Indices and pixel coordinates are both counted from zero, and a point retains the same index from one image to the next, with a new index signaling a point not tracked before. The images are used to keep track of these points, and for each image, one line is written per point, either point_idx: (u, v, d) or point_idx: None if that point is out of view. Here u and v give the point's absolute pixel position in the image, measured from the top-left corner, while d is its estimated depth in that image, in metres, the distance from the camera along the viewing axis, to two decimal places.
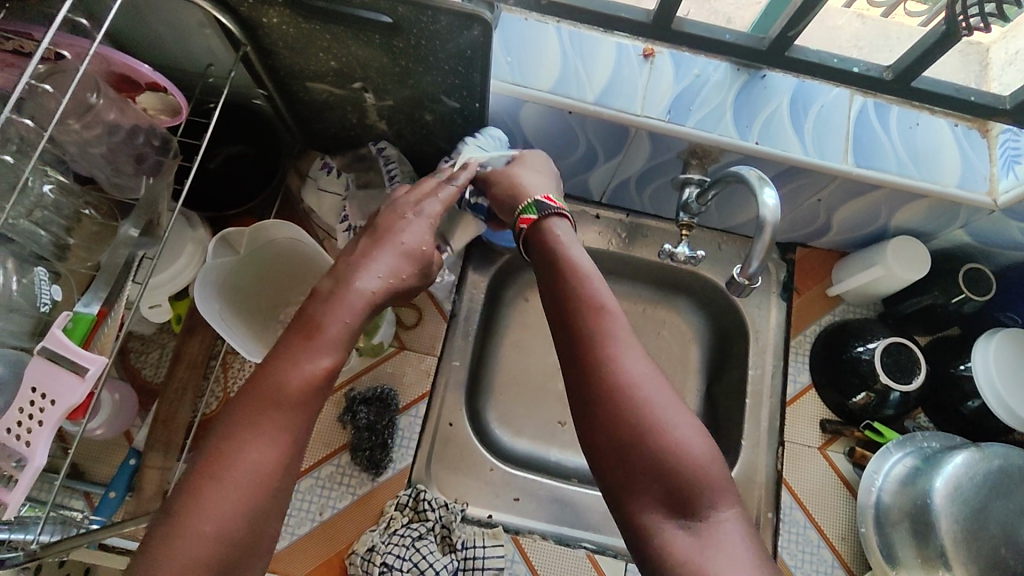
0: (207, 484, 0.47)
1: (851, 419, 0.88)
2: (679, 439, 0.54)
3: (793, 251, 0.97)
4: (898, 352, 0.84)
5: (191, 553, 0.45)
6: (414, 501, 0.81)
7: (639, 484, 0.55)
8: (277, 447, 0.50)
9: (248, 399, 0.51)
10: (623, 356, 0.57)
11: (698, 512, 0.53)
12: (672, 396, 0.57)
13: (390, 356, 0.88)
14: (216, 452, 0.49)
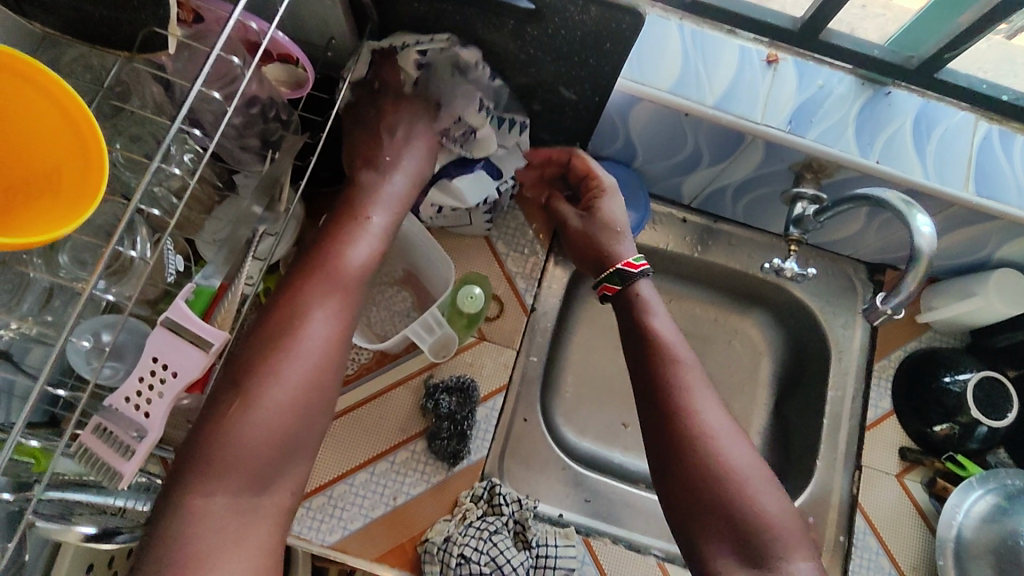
0: (276, 352, 0.54)
1: (931, 449, 0.87)
2: (758, 494, 0.60)
3: (881, 273, 0.96)
4: (990, 387, 0.83)
5: (268, 421, 0.52)
6: (489, 494, 0.80)
7: (714, 523, 0.60)
8: (332, 335, 0.58)
9: (305, 289, 0.58)
10: (709, 419, 0.63)
11: (768, 560, 0.58)
12: (746, 449, 0.63)
13: (471, 347, 0.87)
14: (276, 331, 0.56)
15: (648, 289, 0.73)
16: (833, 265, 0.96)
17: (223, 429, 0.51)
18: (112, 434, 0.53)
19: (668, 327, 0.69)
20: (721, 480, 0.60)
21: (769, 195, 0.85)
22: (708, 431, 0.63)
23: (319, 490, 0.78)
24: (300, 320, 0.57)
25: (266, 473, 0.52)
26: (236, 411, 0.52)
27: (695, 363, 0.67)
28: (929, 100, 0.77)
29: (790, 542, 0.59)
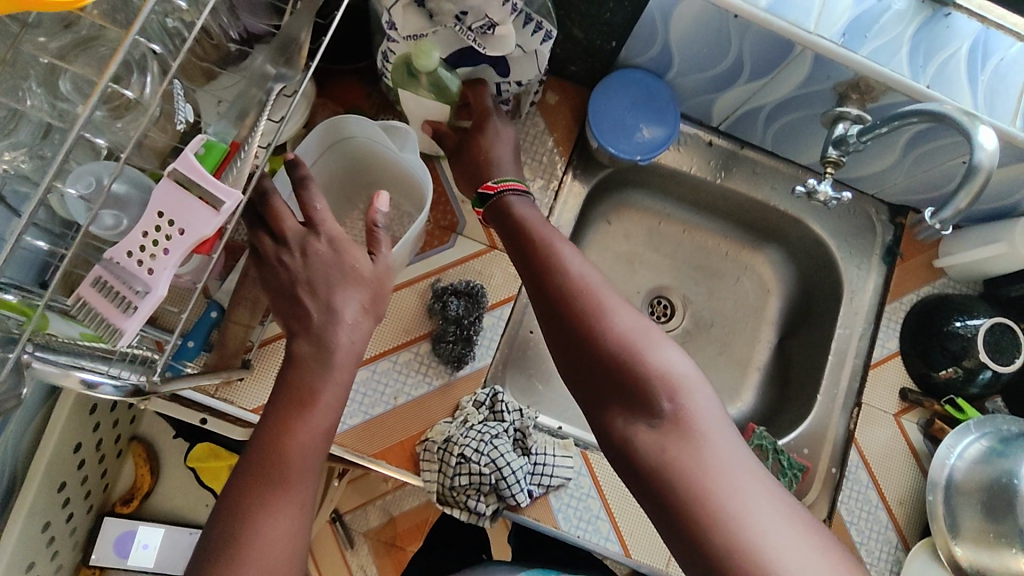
0: (239, 548, 0.50)
1: (931, 391, 0.87)
2: (647, 353, 0.57)
3: (903, 216, 0.94)
4: (1001, 333, 0.82)
5: None
6: (491, 401, 0.79)
7: (620, 408, 0.56)
8: (307, 459, 0.55)
9: (254, 488, 0.53)
10: (588, 296, 0.61)
11: (658, 407, 0.54)
12: (628, 313, 0.60)
13: (481, 255, 0.84)
14: (229, 539, 0.51)
15: (520, 199, 0.71)
16: (855, 203, 0.94)
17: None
18: (112, 287, 0.50)
19: (540, 225, 0.68)
20: (615, 359, 0.57)
21: (806, 117, 0.81)
22: (583, 307, 0.60)
23: None
24: (259, 492, 0.53)
25: None
26: None
27: (570, 254, 0.65)
28: (989, 27, 0.72)
29: (693, 416, 0.54)
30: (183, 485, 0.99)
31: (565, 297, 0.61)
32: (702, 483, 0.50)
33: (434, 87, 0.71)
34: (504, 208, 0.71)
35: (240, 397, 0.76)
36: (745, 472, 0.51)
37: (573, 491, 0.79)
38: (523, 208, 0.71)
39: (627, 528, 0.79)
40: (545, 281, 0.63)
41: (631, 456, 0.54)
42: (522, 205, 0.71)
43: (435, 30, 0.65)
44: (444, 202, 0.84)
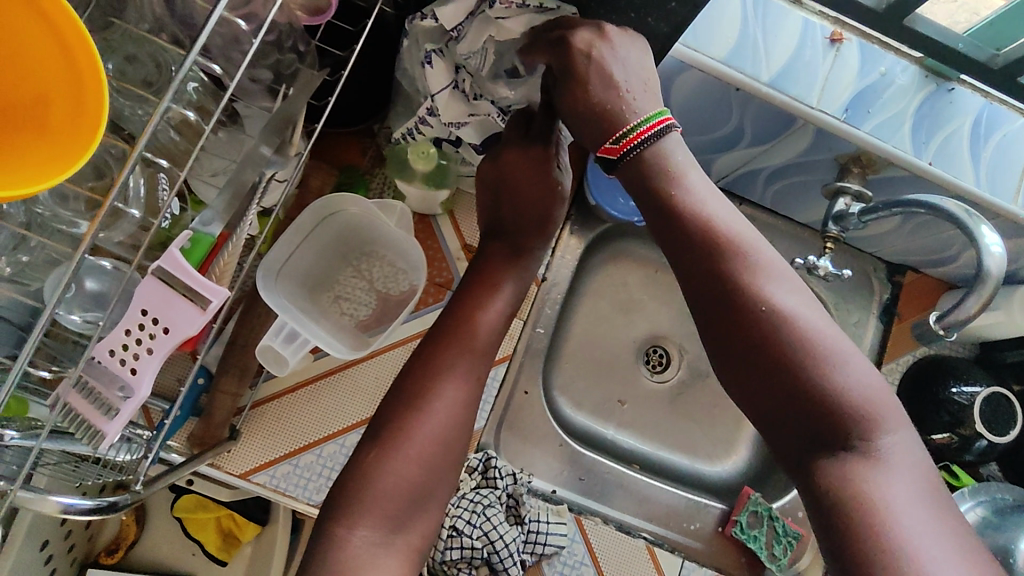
0: (409, 419, 0.60)
1: (926, 456, 0.87)
2: (837, 365, 0.48)
3: (901, 274, 0.93)
4: (997, 402, 0.81)
5: (406, 468, 0.58)
6: (484, 467, 0.78)
7: (794, 425, 0.49)
8: (488, 339, 0.67)
9: (442, 353, 0.64)
10: (778, 296, 0.51)
11: (849, 438, 0.47)
12: (823, 316, 0.51)
13: None
14: (394, 421, 0.60)
15: (673, 152, 0.57)
16: (855, 262, 0.93)
17: (370, 479, 0.57)
18: (94, 390, 0.47)
19: (704, 199, 0.55)
20: (803, 381, 0.48)
21: (808, 182, 0.80)
22: (770, 309, 0.50)
23: (309, 447, 0.77)
24: (442, 360, 0.64)
25: (412, 507, 0.57)
26: (381, 454, 0.58)
27: (754, 242, 0.53)
28: (992, 103, 0.71)
29: (913, 487, 0.46)
30: (168, 533, 0.97)
31: (738, 281, 0.51)
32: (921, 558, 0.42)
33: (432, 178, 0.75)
34: (659, 176, 0.56)
35: (227, 462, 0.75)
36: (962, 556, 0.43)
37: (566, 559, 0.78)
38: (698, 190, 0.55)
39: None
40: (719, 276, 0.52)
41: (827, 500, 0.47)
42: (675, 162, 0.56)
43: (474, 115, 0.67)
44: (440, 259, 0.82)
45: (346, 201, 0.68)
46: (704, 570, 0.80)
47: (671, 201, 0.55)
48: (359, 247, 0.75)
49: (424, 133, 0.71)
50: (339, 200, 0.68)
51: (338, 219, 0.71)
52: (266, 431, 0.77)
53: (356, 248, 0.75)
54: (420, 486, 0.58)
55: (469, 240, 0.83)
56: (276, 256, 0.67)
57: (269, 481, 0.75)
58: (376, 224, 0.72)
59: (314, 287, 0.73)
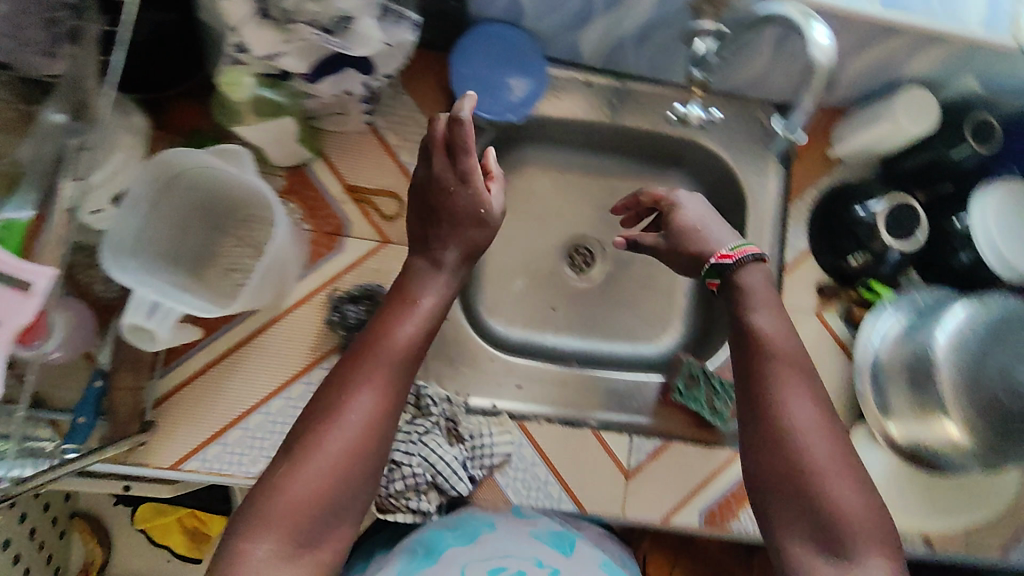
0: (321, 429, 0.58)
1: (846, 280, 0.88)
2: (835, 490, 0.60)
3: (792, 114, 0.92)
4: (899, 211, 0.82)
5: (318, 479, 0.56)
6: (416, 398, 0.78)
7: (796, 529, 0.61)
8: (409, 349, 0.65)
9: (352, 364, 0.63)
10: (798, 419, 0.63)
11: (845, 551, 0.58)
12: (826, 433, 0.63)
13: (375, 253, 0.80)
14: (306, 434, 0.59)
15: (752, 278, 0.72)
16: (746, 112, 0.92)
17: (279, 492, 0.56)
18: None
19: (772, 330, 0.69)
20: (806, 500, 0.60)
21: (670, 36, 0.78)
22: (800, 470, 0.61)
23: (234, 423, 0.75)
24: (359, 370, 0.62)
25: (321, 522, 0.56)
26: (293, 467, 0.57)
27: (799, 390, 0.65)
28: None
29: (841, 452, 0.62)
30: (141, 544, 0.97)
31: (776, 422, 0.64)
32: (847, 514, 0.59)
33: (260, 109, 0.64)
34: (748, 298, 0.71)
35: (155, 457, 0.74)
36: (878, 553, 0.58)
37: (517, 464, 0.80)
38: (789, 342, 0.68)
39: (577, 484, 0.81)
40: (762, 426, 0.64)
41: None
42: (749, 282, 0.72)
43: (289, 42, 0.59)
44: (323, 206, 0.79)
45: (182, 157, 0.62)
46: (652, 440, 0.84)
47: (758, 369, 0.67)
48: (229, 213, 0.72)
49: (241, 66, 0.60)
50: (174, 157, 0.61)
51: (184, 180, 0.66)
52: (184, 419, 0.74)
53: (228, 216, 0.72)
54: (333, 496, 0.57)
55: (349, 180, 0.80)
56: (120, 235, 0.61)
57: (202, 465, 0.75)
58: (229, 180, 0.67)
59: (191, 260, 0.69)
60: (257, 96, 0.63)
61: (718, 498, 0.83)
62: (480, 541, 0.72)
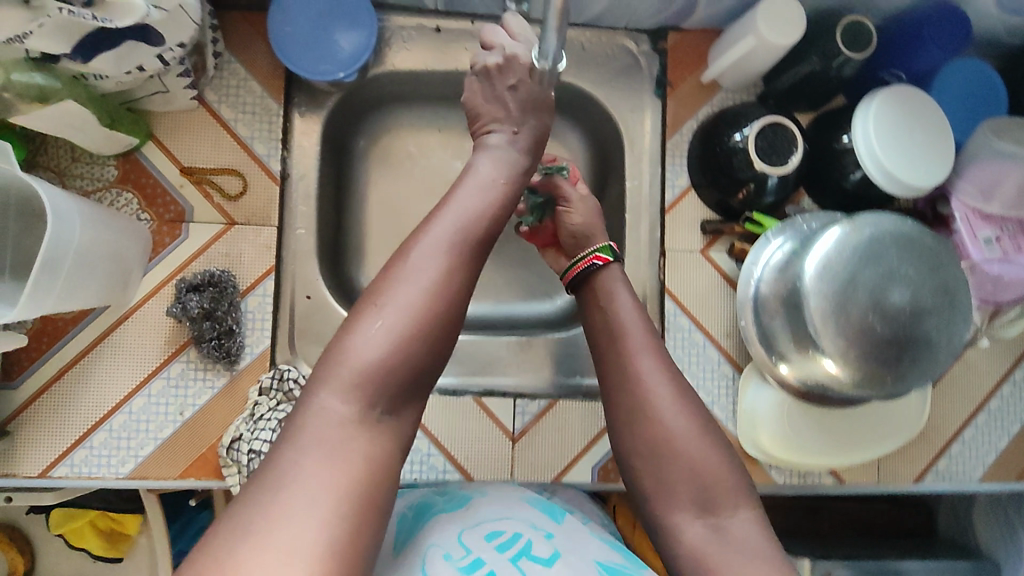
0: (387, 289, 0.51)
1: (730, 214, 0.82)
2: (696, 455, 0.57)
3: (664, 39, 0.85)
4: (773, 134, 0.76)
5: (385, 340, 0.49)
6: (279, 382, 0.75)
7: (675, 503, 0.57)
8: (489, 219, 0.56)
9: (420, 232, 0.54)
10: (652, 387, 0.60)
11: (719, 513, 0.55)
12: (685, 401, 0.60)
13: (221, 236, 0.77)
14: (369, 296, 0.51)
15: (615, 275, 0.70)
16: (615, 43, 0.85)
17: (345, 363, 0.49)
18: None
19: (624, 305, 0.66)
20: (667, 469, 0.57)
21: None
22: (658, 432, 0.58)
23: (97, 426, 0.74)
24: (430, 229, 0.53)
25: (388, 392, 0.49)
26: (354, 324, 0.50)
27: (651, 350, 0.63)
28: None
29: (698, 421, 0.59)
30: (61, 549, 0.98)
31: (627, 391, 0.61)
32: (709, 474, 0.56)
33: (30, 95, 0.58)
34: (598, 288, 0.69)
35: (20, 466, 0.73)
36: (744, 504, 0.56)
37: None
38: (623, 304, 0.66)
39: (462, 453, 0.78)
40: (621, 397, 0.61)
41: None
42: (613, 279, 0.70)
43: (41, 22, 0.51)
44: (161, 193, 0.76)
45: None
46: (538, 401, 0.81)
47: (610, 333, 0.65)
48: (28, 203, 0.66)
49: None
50: None
51: None
52: (44, 427, 0.73)
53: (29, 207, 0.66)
54: (396, 370, 0.49)
55: (186, 163, 0.77)
56: None
57: (70, 470, 0.74)
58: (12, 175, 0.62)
59: (17, 262, 0.66)
60: (22, 82, 0.56)
61: (612, 451, 0.80)
62: (475, 503, 0.64)
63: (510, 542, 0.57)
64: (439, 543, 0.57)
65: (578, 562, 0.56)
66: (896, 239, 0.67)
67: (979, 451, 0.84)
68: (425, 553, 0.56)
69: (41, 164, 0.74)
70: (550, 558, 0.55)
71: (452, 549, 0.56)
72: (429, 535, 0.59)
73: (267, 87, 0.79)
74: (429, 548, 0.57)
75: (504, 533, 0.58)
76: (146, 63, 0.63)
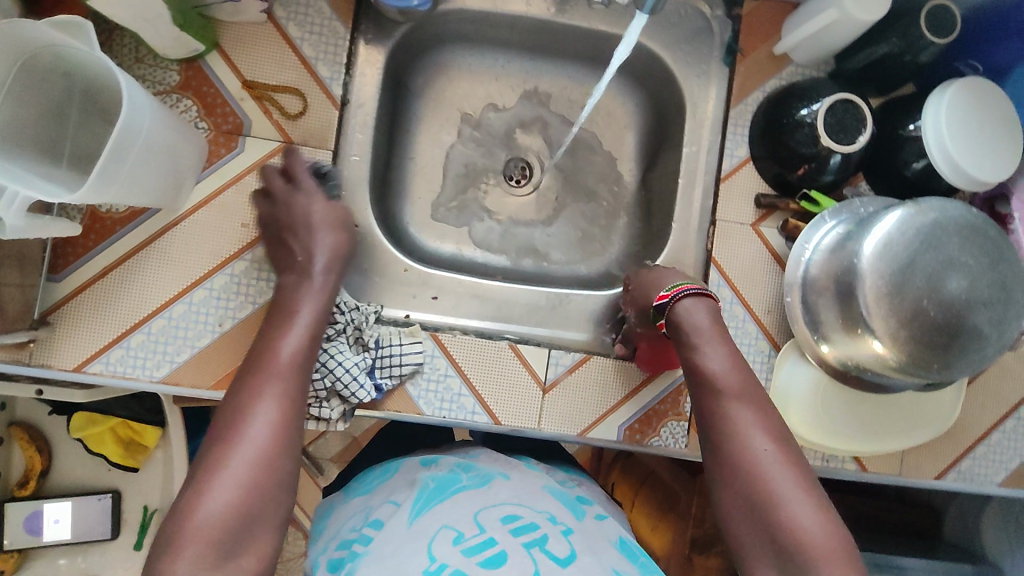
0: (223, 447, 0.55)
1: (787, 190, 0.81)
2: (796, 513, 0.56)
3: (738, 6, 0.84)
4: (843, 112, 0.75)
5: (225, 494, 0.53)
6: None
7: (765, 563, 0.57)
8: (298, 355, 0.63)
9: (248, 386, 0.59)
10: (752, 443, 0.60)
11: None
12: (789, 460, 0.60)
13: (276, 153, 0.77)
14: (206, 463, 0.55)
15: (708, 315, 0.69)
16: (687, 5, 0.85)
17: (185, 527, 0.51)
18: None
19: (725, 355, 0.66)
20: (764, 528, 0.57)
21: None
22: (759, 488, 0.58)
23: (136, 327, 0.74)
24: (254, 382, 0.59)
25: (232, 542, 0.51)
26: (197, 488, 0.53)
27: (750, 402, 0.63)
28: None
29: (802, 476, 0.59)
30: (78, 455, 0.99)
31: (722, 452, 0.61)
32: (806, 536, 0.55)
33: None
34: (693, 327, 0.68)
35: (56, 359, 0.73)
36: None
37: (430, 374, 0.78)
38: (720, 351, 0.66)
39: (492, 398, 0.78)
40: (718, 455, 0.62)
41: None
42: (707, 320, 0.69)
43: None
44: (221, 103, 0.76)
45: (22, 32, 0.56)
46: (573, 355, 0.80)
47: (703, 380, 0.65)
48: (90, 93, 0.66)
49: None
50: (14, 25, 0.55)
51: (41, 63, 0.61)
52: (83, 324, 0.74)
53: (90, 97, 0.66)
54: (244, 513, 0.53)
55: (248, 76, 0.76)
56: None
57: (106, 369, 0.74)
58: (78, 59, 0.62)
59: (76, 155, 0.66)
60: None
61: (640, 413, 0.80)
62: (494, 484, 0.67)
63: (525, 530, 0.60)
64: (452, 525, 0.60)
65: (594, 565, 0.57)
66: (958, 228, 0.66)
67: (1003, 456, 0.83)
68: (436, 532, 0.59)
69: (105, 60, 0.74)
70: (566, 557, 0.57)
71: (465, 532, 0.59)
72: (447, 507, 0.63)
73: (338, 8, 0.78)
74: (441, 525, 0.60)
75: (521, 519, 0.61)
76: None
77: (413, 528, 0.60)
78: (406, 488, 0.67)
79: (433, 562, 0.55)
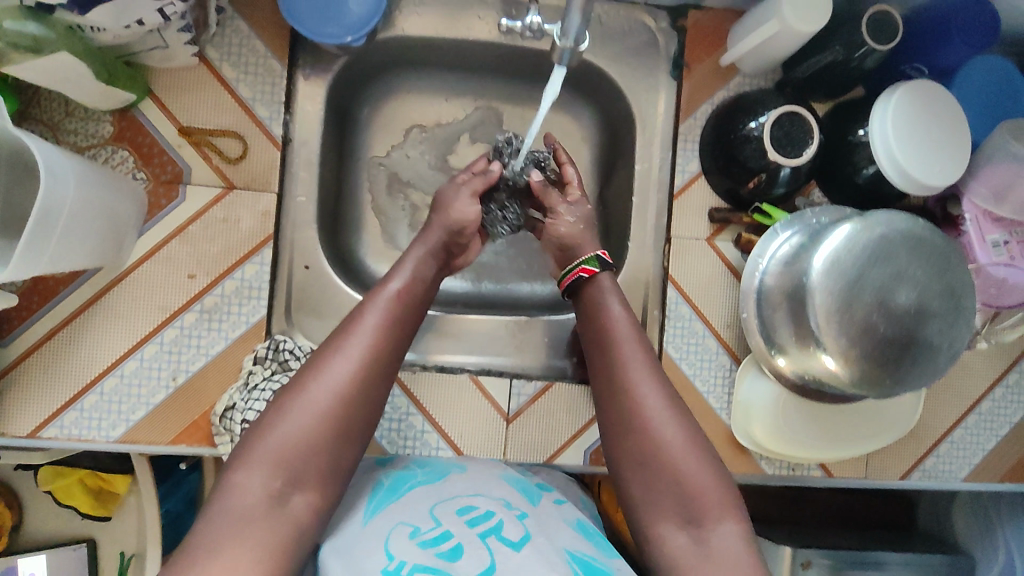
0: (309, 378, 0.58)
1: (740, 204, 0.81)
2: (682, 463, 0.59)
3: (684, 17, 0.83)
4: (789, 124, 0.74)
5: (303, 422, 0.56)
6: (274, 352, 0.74)
7: (660, 513, 0.58)
8: (401, 304, 0.65)
9: (343, 325, 0.62)
10: (642, 395, 0.62)
11: (703, 523, 0.57)
12: (679, 413, 0.61)
13: (220, 201, 0.75)
14: (289, 390, 0.58)
15: (611, 283, 0.71)
16: (632, 19, 0.83)
17: (259, 445, 0.55)
18: None
19: (622, 315, 0.67)
20: (654, 478, 0.59)
21: None
22: (649, 440, 0.60)
23: (88, 388, 0.73)
24: (348, 325, 0.62)
25: (299, 468, 0.55)
26: (280, 409, 0.57)
27: (647, 359, 0.64)
28: None
29: (692, 431, 0.61)
30: (48, 508, 0.97)
31: (617, 406, 0.63)
32: (691, 485, 0.58)
33: (24, 46, 0.56)
34: (596, 295, 0.70)
35: (8, 427, 0.72)
36: (730, 518, 0.57)
37: (391, 414, 0.77)
38: (618, 311, 0.68)
39: (456, 431, 0.78)
40: (612, 411, 0.63)
41: None
42: (608, 288, 0.70)
43: None
44: (158, 153, 0.74)
45: None
46: (535, 383, 0.80)
47: (600, 339, 0.67)
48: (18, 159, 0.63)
49: None
50: None
51: None
52: (33, 389, 0.72)
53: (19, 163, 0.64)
54: (316, 443, 0.56)
55: (184, 123, 0.74)
56: None
57: (60, 432, 0.73)
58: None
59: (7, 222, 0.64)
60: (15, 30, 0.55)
61: None
62: (448, 479, 0.64)
63: (481, 518, 0.57)
64: (408, 520, 0.56)
65: (548, 544, 0.56)
66: (905, 242, 0.66)
67: (966, 452, 0.84)
68: (391, 529, 0.56)
69: (34, 117, 0.72)
70: (520, 540, 0.55)
71: (421, 527, 0.56)
72: (401, 506, 0.59)
73: (272, 46, 0.76)
74: (396, 522, 0.57)
75: (476, 508, 0.59)
76: (145, 17, 0.61)
77: (368, 529, 0.57)
78: (358, 491, 0.63)
79: (392, 560, 0.53)
